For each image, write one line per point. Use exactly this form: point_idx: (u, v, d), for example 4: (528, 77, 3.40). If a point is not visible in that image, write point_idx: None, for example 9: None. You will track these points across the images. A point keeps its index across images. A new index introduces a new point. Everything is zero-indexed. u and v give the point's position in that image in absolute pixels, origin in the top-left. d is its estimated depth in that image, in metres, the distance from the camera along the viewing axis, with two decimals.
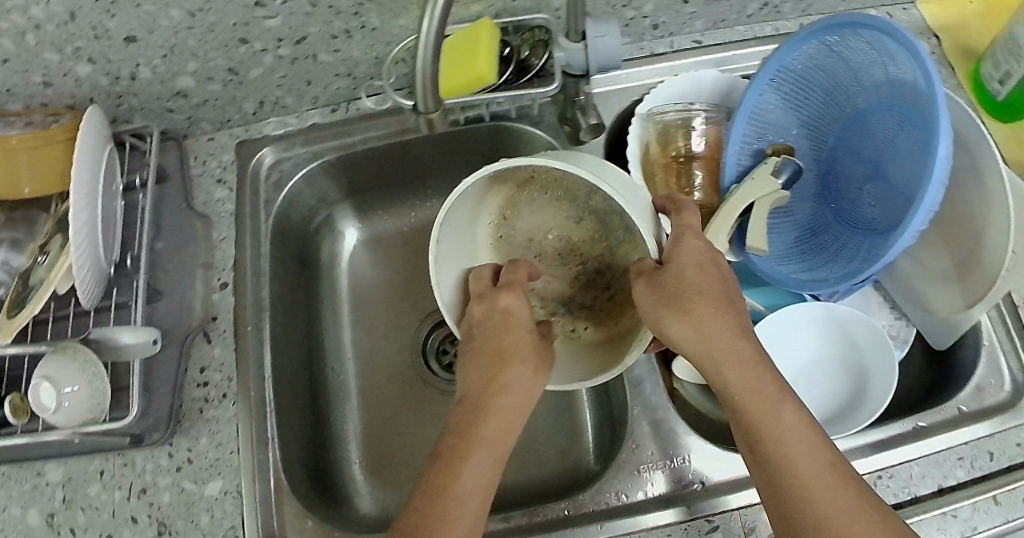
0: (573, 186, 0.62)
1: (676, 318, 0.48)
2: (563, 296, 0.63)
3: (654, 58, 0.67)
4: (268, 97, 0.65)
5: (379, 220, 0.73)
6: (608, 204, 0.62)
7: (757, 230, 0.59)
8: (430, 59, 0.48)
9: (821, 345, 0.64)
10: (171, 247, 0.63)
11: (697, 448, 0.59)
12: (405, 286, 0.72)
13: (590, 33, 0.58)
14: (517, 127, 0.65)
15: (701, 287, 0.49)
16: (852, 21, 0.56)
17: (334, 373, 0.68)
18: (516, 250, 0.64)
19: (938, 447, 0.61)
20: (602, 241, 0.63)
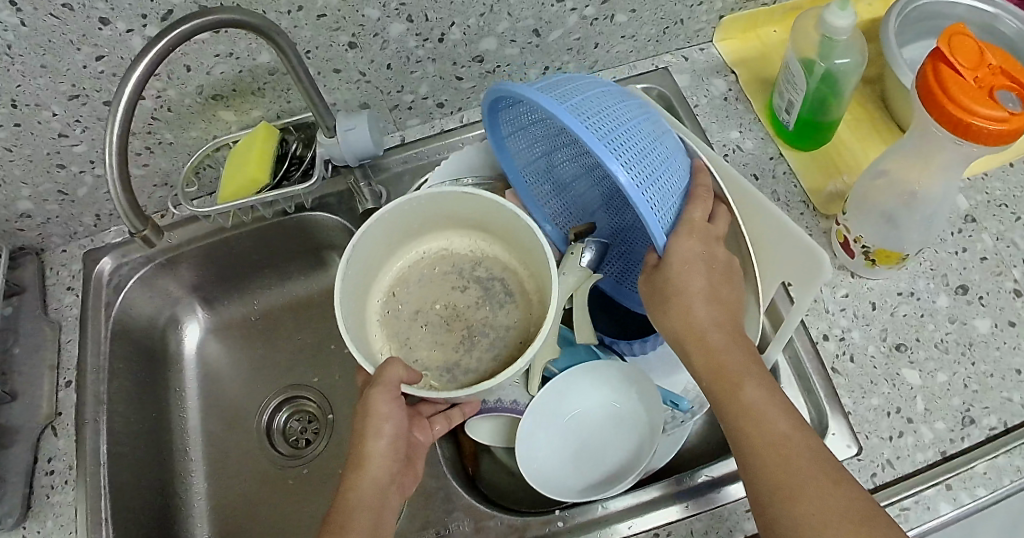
0: (461, 259, 0.64)
1: (658, 311, 0.55)
2: (448, 362, 0.60)
3: (443, 135, 0.74)
4: (102, 210, 0.74)
5: (225, 307, 0.81)
6: (492, 273, 0.64)
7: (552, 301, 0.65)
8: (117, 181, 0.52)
9: (600, 398, 0.62)
10: (25, 352, 0.72)
11: (475, 518, 0.60)
12: (257, 365, 0.80)
13: (339, 127, 0.63)
14: (315, 215, 0.73)
15: (683, 274, 0.52)
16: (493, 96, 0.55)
17: (183, 452, 0.75)
18: (401, 327, 0.62)
19: (725, 500, 0.58)
20: (484, 307, 0.63)
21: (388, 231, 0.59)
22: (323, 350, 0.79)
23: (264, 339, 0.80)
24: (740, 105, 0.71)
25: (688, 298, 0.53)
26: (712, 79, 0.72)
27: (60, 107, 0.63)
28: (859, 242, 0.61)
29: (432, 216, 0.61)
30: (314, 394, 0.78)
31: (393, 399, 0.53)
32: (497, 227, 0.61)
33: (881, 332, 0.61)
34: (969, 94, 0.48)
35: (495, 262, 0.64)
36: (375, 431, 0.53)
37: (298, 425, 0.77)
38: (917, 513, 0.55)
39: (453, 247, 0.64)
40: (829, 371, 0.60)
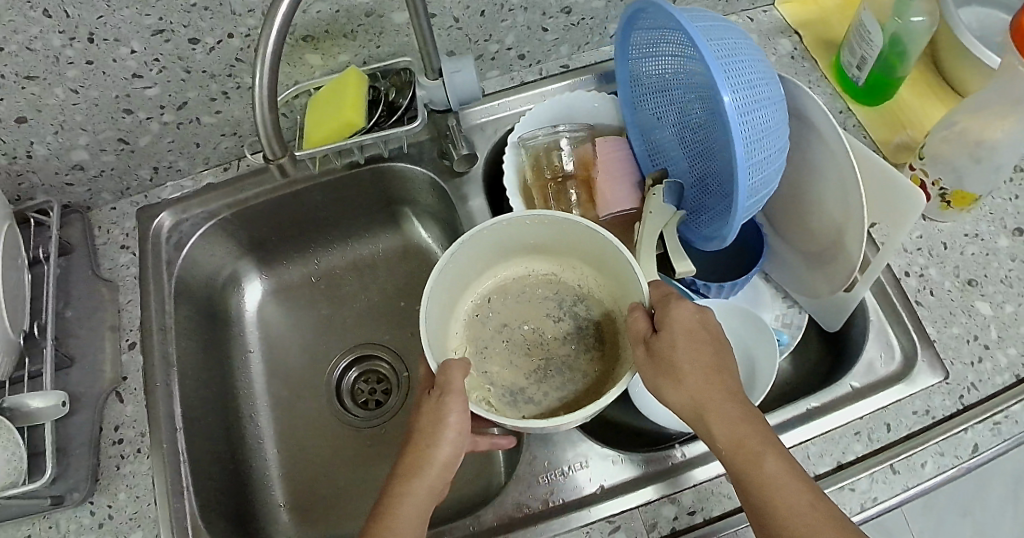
0: (564, 288, 0.65)
1: (668, 388, 0.52)
2: (514, 386, 0.61)
3: (525, 87, 0.73)
4: (162, 162, 0.70)
5: (285, 268, 0.77)
6: (590, 314, 0.64)
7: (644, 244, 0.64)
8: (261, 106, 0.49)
9: None
10: (80, 314, 0.66)
11: (592, 454, 0.60)
12: (322, 326, 0.76)
13: (445, 70, 0.62)
14: (401, 167, 0.70)
15: (689, 347, 0.51)
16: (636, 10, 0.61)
17: (250, 417, 0.71)
18: (484, 334, 0.63)
19: (835, 425, 0.60)
20: (570, 344, 0.63)
21: (494, 242, 0.61)
22: (391, 308, 0.76)
23: (329, 300, 0.77)
24: (806, 64, 0.74)
25: (694, 370, 0.51)
26: (778, 39, 0.75)
27: (141, 43, 0.58)
28: (936, 185, 0.67)
29: (538, 240, 0.62)
30: (386, 352, 0.75)
31: (459, 415, 0.51)
32: (600, 266, 0.61)
33: (954, 269, 0.66)
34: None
35: (596, 304, 0.64)
36: (438, 437, 0.51)
37: (368, 386, 0.74)
38: (1005, 427, 0.60)
39: (562, 276, 0.65)
40: (913, 304, 0.65)
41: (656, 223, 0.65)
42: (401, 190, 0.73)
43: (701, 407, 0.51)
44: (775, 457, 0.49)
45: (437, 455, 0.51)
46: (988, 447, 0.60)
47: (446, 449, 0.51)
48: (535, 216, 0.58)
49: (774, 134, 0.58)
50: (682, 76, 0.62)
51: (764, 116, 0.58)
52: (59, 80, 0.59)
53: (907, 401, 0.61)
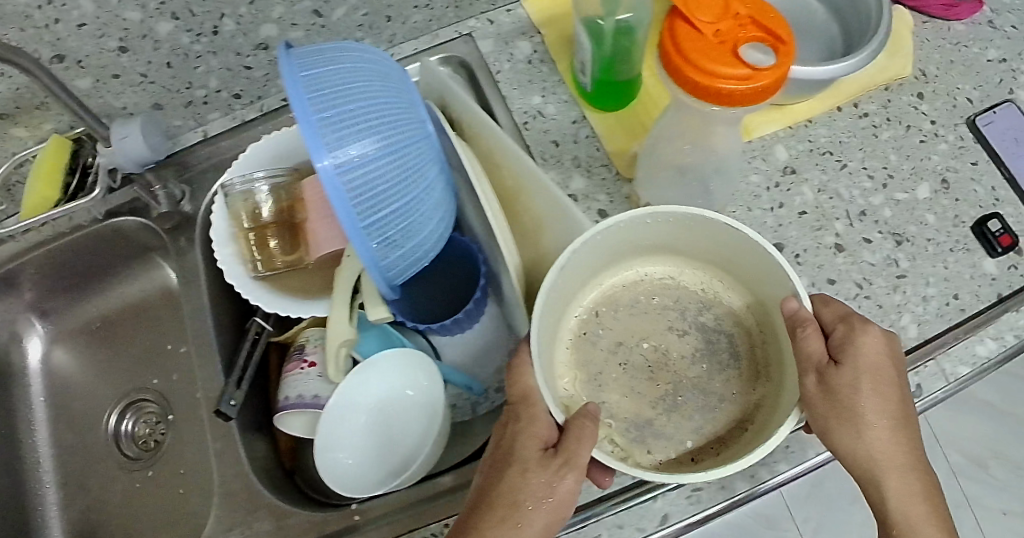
0: (685, 295, 0.59)
1: (845, 437, 0.48)
2: (640, 418, 0.54)
3: (250, 128, 0.70)
4: None
5: (62, 318, 0.78)
6: (719, 323, 0.58)
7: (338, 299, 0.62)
8: None
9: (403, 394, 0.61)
10: None
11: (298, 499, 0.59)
12: (101, 375, 0.78)
13: (114, 136, 0.62)
14: (122, 222, 0.70)
15: (874, 393, 0.48)
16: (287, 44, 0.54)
17: (35, 469, 0.75)
18: (595, 358, 0.56)
19: None
20: (700, 363, 0.56)
21: (605, 249, 0.54)
22: (160, 352, 0.78)
23: (106, 346, 0.78)
24: (543, 68, 0.67)
25: (880, 418, 0.48)
26: (517, 42, 0.68)
27: None
28: (647, 210, 0.61)
29: (629, 244, 0.56)
30: (155, 395, 0.77)
31: (556, 506, 0.46)
32: (740, 267, 0.55)
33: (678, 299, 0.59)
34: (710, 56, 0.43)
35: (726, 310, 0.58)
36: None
37: (145, 428, 0.76)
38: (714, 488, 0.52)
39: (682, 279, 0.59)
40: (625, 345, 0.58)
41: (353, 267, 0.62)
42: (137, 241, 0.73)
43: (878, 463, 0.48)
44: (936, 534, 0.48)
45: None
46: (682, 517, 0.52)
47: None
48: (679, 212, 0.51)
49: (420, 174, 0.53)
50: None
51: (419, 151, 0.53)
52: None
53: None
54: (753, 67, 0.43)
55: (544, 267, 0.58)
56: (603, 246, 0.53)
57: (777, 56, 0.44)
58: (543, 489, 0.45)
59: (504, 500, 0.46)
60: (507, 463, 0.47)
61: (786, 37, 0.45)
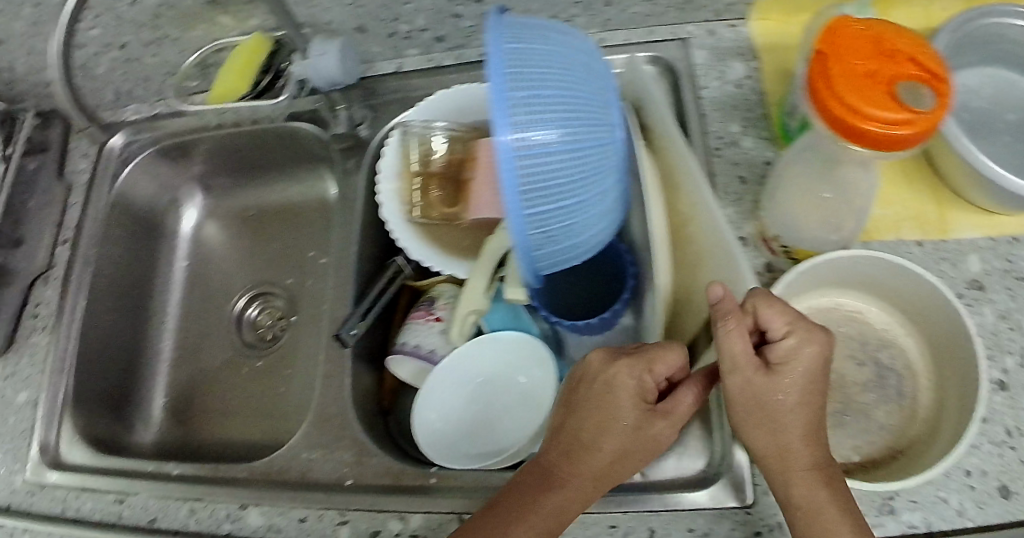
0: (869, 330, 0.58)
1: (762, 437, 0.46)
2: (810, 424, 0.55)
3: (440, 72, 0.69)
4: (119, 88, 0.76)
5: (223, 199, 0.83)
6: (894, 364, 0.57)
7: (480, 270, 0.61)
8: None
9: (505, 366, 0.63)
10: (36, 204, 0.76)
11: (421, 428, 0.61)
12: (240, 261, 0.82)
13: (313, 50, 0.62)
14: (303, 130, 0.71)
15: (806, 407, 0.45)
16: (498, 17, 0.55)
17: (158, 326, 0.80)
18: None
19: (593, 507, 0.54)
20: (871, 392, 0.56)
21: (822, 274, 0.56)
22: (301, 256, 0.79)
23: (252, 236, 0.82)
24: (751, 97, 0.62)
25: (809, 439, 0.46)
26: (732, 62, 0.63)
27: None
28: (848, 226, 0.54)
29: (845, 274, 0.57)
30: (284, 293, 0.78)
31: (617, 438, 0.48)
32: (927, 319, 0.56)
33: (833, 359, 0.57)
34: (868, 96, 0.44)
35: (902, 354, 0.58)
36: (541, 501, 0.47)
37: (267, 320, 0.78)
38: None
39: (868, 316, 0.59)
40: None
41: (502, 242, 0.61)
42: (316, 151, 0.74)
43: (787, 457, 0.46)
44: (803, 489, 0.46)
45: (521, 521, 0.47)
46: None
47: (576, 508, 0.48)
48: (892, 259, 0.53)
49: (592, 179, 0.53)
50: None
51: (597, 159, 0.53)
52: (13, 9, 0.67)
53: (602, 514, 0.54)
54: (915, 112, 0.43)
55: (695, 305, 0.55)
56: (818, 273, 0.55)
57: (938, 98, 0.44)
58: (643, 431, 0.48)
59: (596, 433, 0.48)
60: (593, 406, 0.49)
61: (942, 74, 0.45)
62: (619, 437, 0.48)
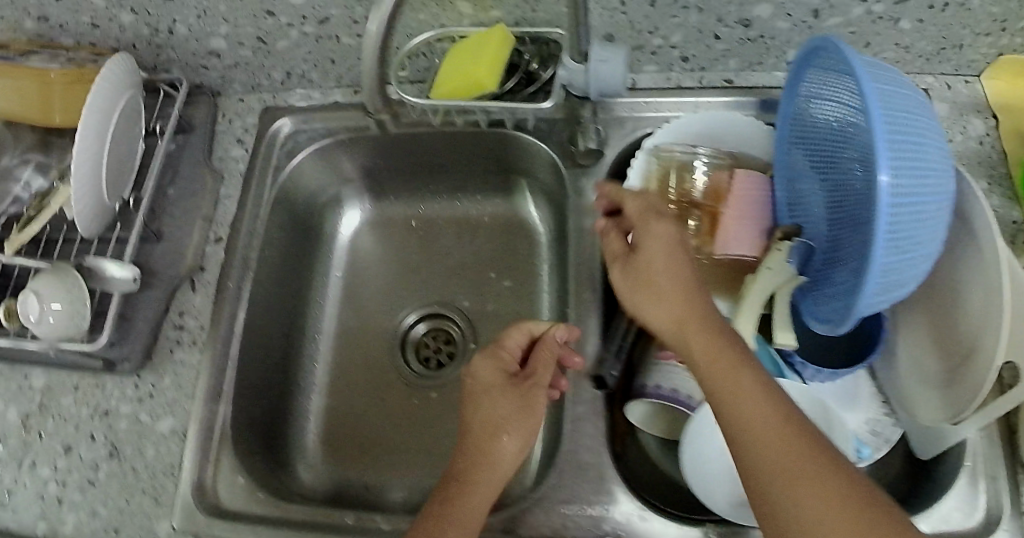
0: None
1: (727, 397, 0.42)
2: None
3: (677, 93, 0.66)
4: (294, 69, 0.69)
5: (388, 203, 0.77)
6: None
7: (745, 315, 0.58)
8: None
9: None
10: (180, 196, 0.69)
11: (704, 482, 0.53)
12: (405, 270, 0.76)
13: (592, 55, 0.54)
14: (526, 140, 0.66)
15: (709, 345, 0.45)
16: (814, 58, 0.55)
17: (314, 340, 0.73)
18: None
19: None
20: None
21: None
22: (480, 276, 0.74)
23: (421, 248, 0.76)
24: (992, 155, 0.64)
25: (711, 361, 0.44)
26: (971, 117, 0.65)
27: None
28: None
29: None
30: (460, 317, 0.73)
31: (532, 416, 0.52)
32: None
33: None
34: None
35: None
36: (467, 527, 0.46)
37: (432, 344, 0.73)
38: None
39: None
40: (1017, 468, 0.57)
41: (770, 281, 0.59)
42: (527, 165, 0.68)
43: (715, 398, 0.43)
44: (746, 399, 0.42)
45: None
46: None
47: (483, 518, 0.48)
48: None
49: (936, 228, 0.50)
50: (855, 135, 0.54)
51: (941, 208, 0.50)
52: None
53: None
54: None
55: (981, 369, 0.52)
56: None
57: None
58: (512, 403, 0.52)
59: (485, 407, 0.52)
60: (720, 379, 0.43)
61: None
62: (501, 409, 0.52)
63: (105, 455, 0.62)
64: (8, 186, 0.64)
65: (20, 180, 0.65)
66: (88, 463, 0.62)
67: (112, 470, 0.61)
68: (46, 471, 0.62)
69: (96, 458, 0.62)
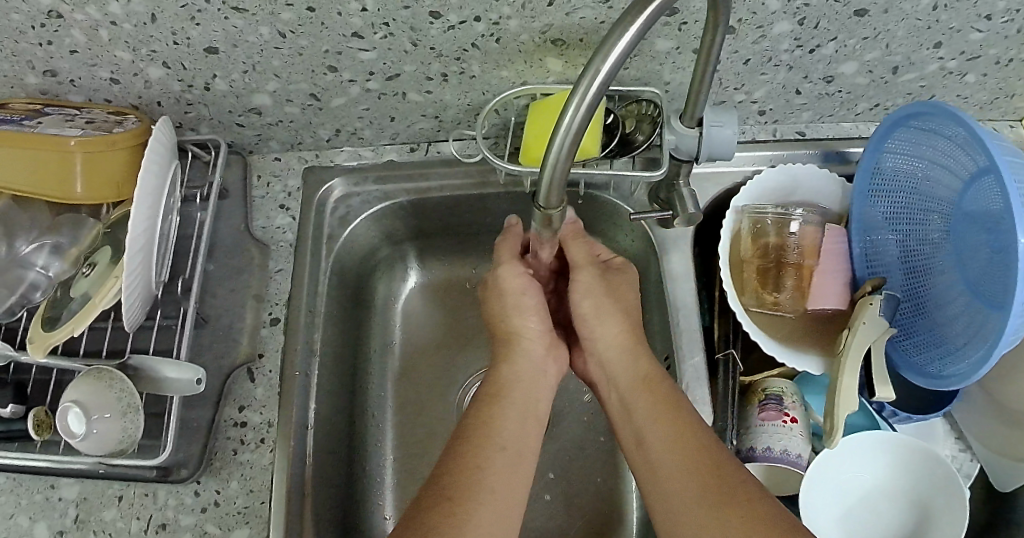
0: None
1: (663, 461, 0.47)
2: None
3: (756, 144, 0.65)
4: (345, 127, 0.63)
5: (439, 265, 0.73)
6: None
7: (850, 376, 0.57)
8: (562, 152, 0.40)
9: (872, 467, 0.60)
10: (224, 272, 0.62)
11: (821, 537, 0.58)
12: (460, 334, 0.71)
13: (707, 121, 0.53)
14: (604, 199, 0.63)
15: (655, 418, 0.49)
16: (910, 112, 0.57)
17: (375, 417, 0.67)
18: None
19: None
20: None
21: None
22: None
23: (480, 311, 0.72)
24: None
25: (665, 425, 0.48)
26: None
27: (361, 19, 0.50)
28: None
29: None
30: None
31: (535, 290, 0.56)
32: None
33: None
34: None
35: None
36: (500, 436, 0.48)
37: None
38: None
39: None
40: None
41: (867, 336, 0.58)
42: (603, 221, 0.66)
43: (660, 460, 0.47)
44: (672, 462, 0.46)
45: (487, 469, 0.46)
46: None
47: (531, 434, 0.50)
48: None
49: None
50: (958, 192, 0.56)
51: None
52: (270, 20, 0.50)
53: None
54: None
55: None
56: None
57: None
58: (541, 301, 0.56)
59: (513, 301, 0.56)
60: (663, 426, 0.49)
61: None
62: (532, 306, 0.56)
63: None
64: (23, 273, 0.61)
65: (36, 265, 0.61)
66: None
67: None
68: None
69: None
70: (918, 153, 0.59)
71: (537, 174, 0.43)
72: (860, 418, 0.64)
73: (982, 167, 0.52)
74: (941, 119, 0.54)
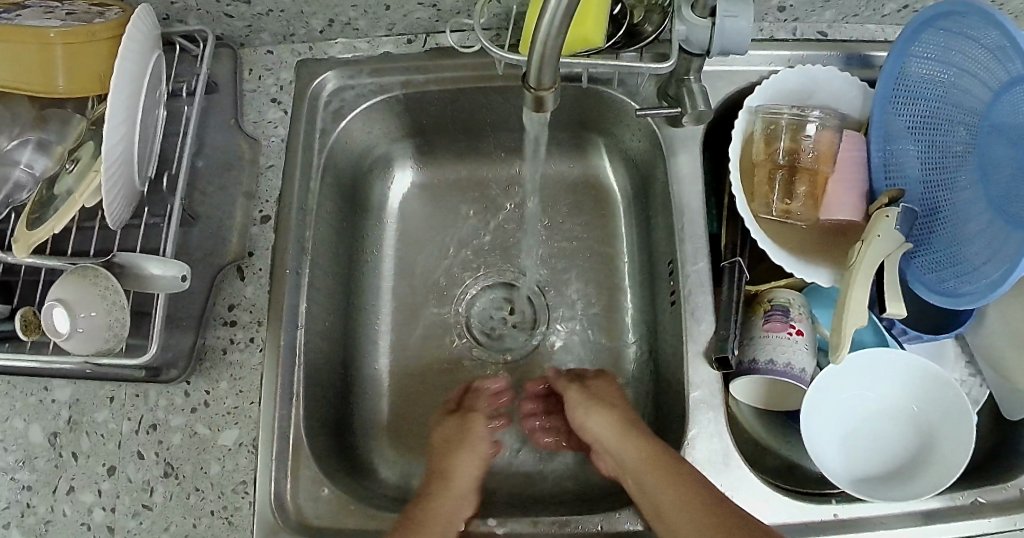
0: None
1: None
2: None
3: (775, 42, 0.61)
4: (339, 17, 0.59)
5: (438, 165, 0.70)
6: None
7: (860, 288, 0.54)
8: (552, 29, 0.37)
9: (875, 390, 0.58)
10: (213, 168, 0.60)
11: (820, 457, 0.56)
12: (458, 238, 0.69)
13: (720, 10, 0.49)
14: (609, 95, 0.60)
15: None
16: (945, 10, 0.53)
17: (370, 320, 0.65)
18: None
19: (994, 530, 0.56)
20: None
21: None
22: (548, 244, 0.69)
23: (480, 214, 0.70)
24: None
25: None
26: None
27: None
28: None
29: None
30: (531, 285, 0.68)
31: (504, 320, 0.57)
32: None
33: None
34: None
35: None
36: None
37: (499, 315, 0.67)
38: None
39: None
40: None
41: (881, 249, 0.55)
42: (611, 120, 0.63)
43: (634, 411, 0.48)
44: None
45: None
46: None
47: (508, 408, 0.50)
48: None
49: None
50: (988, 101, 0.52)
51: None
52: None
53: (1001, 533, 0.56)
54: None
55: None
56: None
57: None
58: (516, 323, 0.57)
59: None
60: None
61: None
62: None
63: (159, 475, 0.54)
64: (9, 170, 0.58)
65: (20, 162, 0.58)
66: (139, 485, 0.54)
67: (171, 492, 0.54)
68: (89, 497, 0.54)
69: (149, 478, 0.54)
70: (948, 59, 0.55)
71: (528, 51, 0.40)
72: (869, 336, 0.61)
73: (1015, 76, 0.48)
74: (977, 19, 0.50)
